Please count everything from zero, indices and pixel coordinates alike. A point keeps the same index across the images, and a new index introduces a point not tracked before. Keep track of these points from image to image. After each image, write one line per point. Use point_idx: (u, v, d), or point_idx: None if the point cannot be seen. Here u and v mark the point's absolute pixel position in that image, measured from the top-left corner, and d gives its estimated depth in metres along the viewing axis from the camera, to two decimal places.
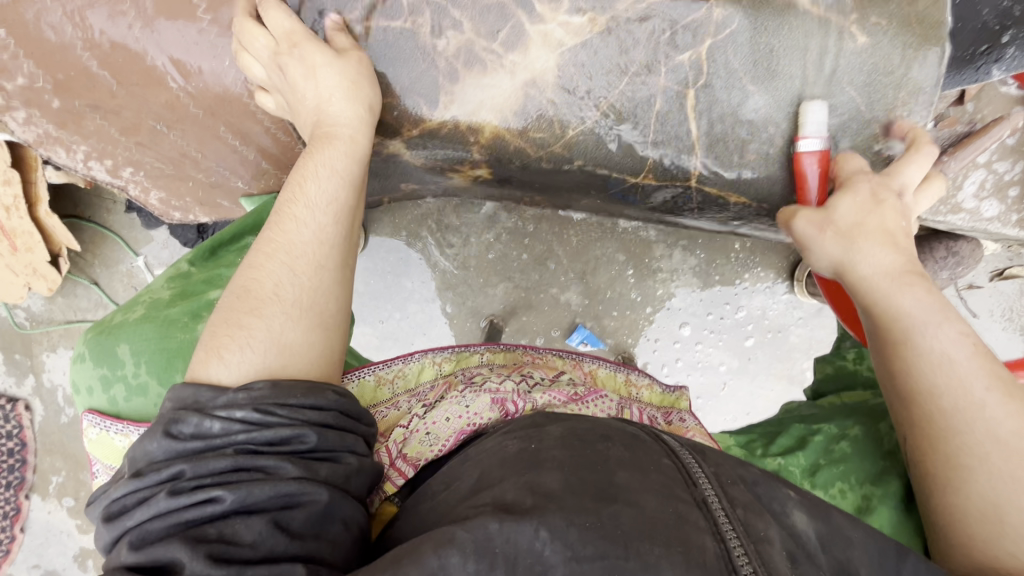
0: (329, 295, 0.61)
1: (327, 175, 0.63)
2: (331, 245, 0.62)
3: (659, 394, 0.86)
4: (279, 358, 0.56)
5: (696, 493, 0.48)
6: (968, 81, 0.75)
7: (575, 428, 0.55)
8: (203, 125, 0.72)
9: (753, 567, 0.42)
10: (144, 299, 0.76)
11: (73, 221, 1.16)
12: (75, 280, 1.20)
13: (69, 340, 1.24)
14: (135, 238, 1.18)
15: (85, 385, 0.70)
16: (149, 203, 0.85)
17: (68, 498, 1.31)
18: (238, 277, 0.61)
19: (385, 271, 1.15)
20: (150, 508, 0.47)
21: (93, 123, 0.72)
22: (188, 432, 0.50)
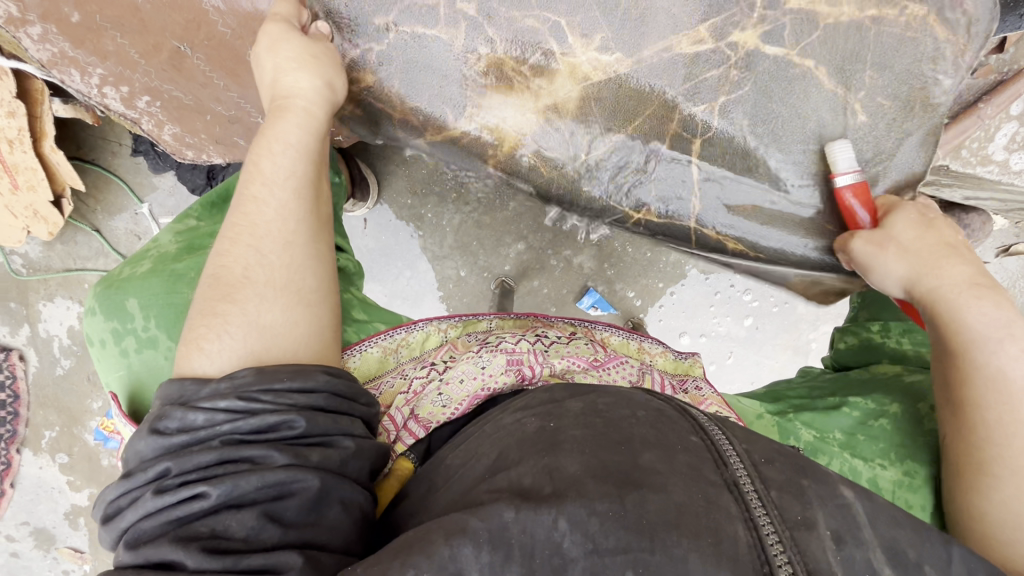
0: (304, 269, 0.58)
1: (281, 150, 0.61)
2: (297, 216, 0.59)
3: (673, 361, 0.81)
4: (261, 340, 0.53)
5: (727, 474, 0.45)
6: (1010, 29, 0.70)
7: (598, 402, 0.53)
8: (230, 47, 0.69)
9: (789, 559, 0.40)
10: (152, 253, 0.75)
11: (76, 162, 1.11)
12: (76, 226, 1.15)
13: (66, 289, 1.20)
14: (140, 183, 1.14)
15: (98, 339, 0.69)
16: (162, 140, 0.82)
17: (61, 454, 1.27)
18: (209, 265, 0.58)
19: (397, 227, 1.12)
20: (140, 508, 0.44)
21: (113, 41, 0.68)
22: (174, 426, 0.48)
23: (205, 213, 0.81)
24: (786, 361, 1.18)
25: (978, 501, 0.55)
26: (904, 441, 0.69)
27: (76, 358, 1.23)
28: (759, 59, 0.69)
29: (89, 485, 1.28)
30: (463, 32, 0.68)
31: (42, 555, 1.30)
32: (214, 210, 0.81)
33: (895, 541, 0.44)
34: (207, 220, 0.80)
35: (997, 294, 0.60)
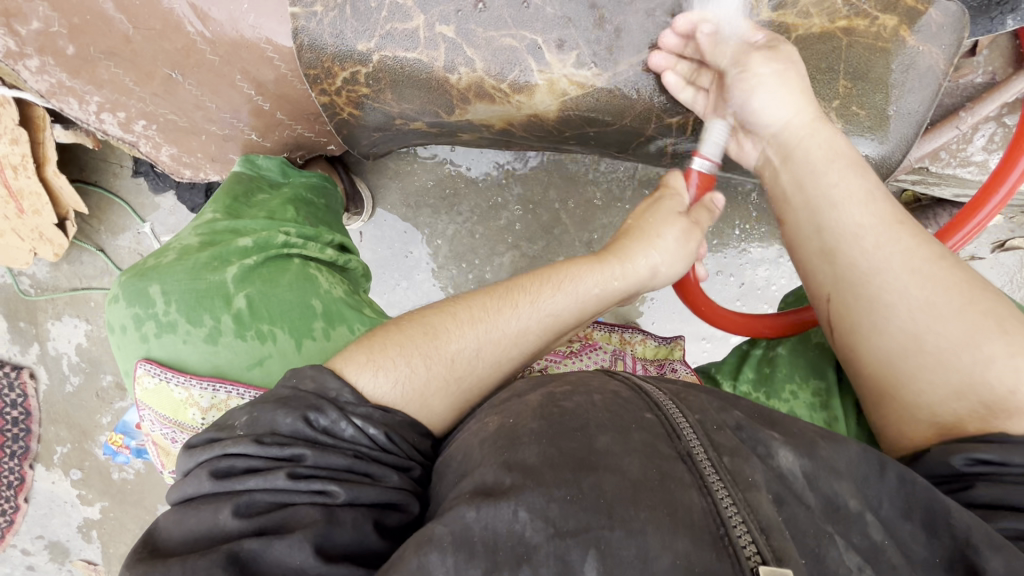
0: (490, 366, 0.62)
1: (565, 291, 0.65)
2: (528, 345, 0.64)
3: (654, 347, 0.83)
4: (411, 404, 0.58)
5: (680, 447, 0.48)
6: (981, 31, 0.71)
7: (554, 393, 0.54)
8: (219, 72, 0.74)
9: (744, 519, 0.43)
10: (172, 245, 0.71)
11: (79, 185, 1.16)
12: (82, 246, 1.20)
13: (73, 308, 1.24)
14: (141, 203, 1.18)
15: (119, 325, 0.67)
16: (161, 162, 0.84)
17: (73, 470, 1.31)
18: (431, 316, 0.63)
19: (392, 240, 1.15)
20: (267, 482, 0.49)
21: (107, 71, 0.73)
22: (324, 424, 0.53)
23: (224, 206, 0.75)
24: None
25: (878, 338, 0.58)
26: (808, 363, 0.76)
27: (84, 374, 1.27)
28: None
29: (101, 498, 1.31)
30: (443, 55, 0.70)
31: (57, 567, 1.33)
32: (237, 200, 0.76)
33: (835, 497, 0.47)
34: (226, 210, 0.75)
35: (837, 131, 0.65)
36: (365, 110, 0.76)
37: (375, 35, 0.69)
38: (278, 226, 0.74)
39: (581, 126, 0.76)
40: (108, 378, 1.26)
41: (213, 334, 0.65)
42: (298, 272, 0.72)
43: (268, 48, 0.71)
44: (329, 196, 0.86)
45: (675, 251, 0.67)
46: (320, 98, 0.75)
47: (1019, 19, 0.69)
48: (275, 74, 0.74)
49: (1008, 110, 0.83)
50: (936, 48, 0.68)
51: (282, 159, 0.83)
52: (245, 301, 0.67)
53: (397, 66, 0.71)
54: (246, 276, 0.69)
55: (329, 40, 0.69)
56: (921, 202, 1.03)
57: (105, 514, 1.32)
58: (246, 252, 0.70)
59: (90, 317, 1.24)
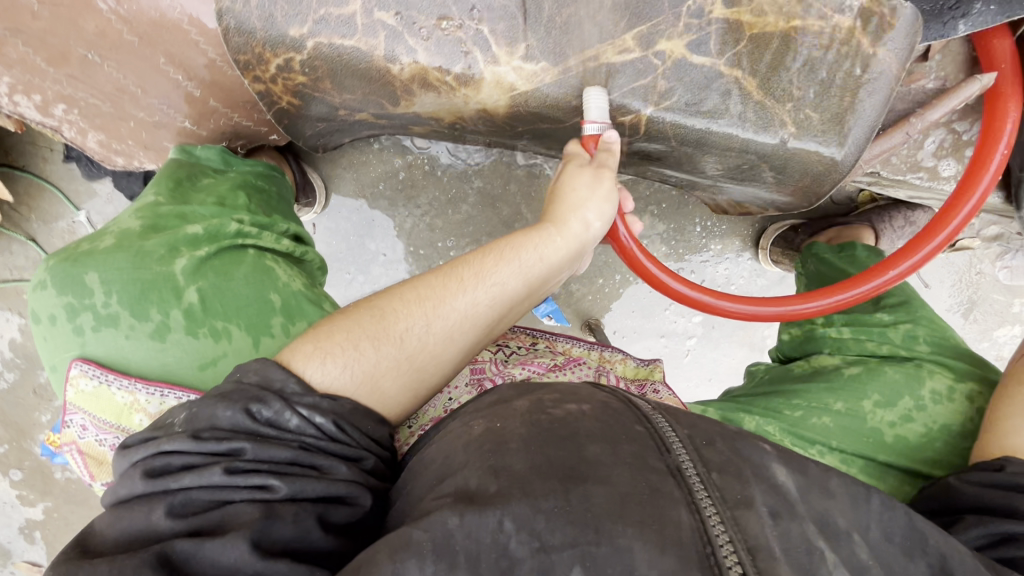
0: (445, 349, 0.59)
1: (509, 260, 0.62)
2: (481, 323, 0.61)
3: (634, 367, 0.82)
4: (363, 392, 0.54)
5: (671, 461, 0.47)
6: (932, 35, 0.69)
7: (543, 398, 0.53)
8: (140, 55, 0.70)
9: (729, 538, 0.42)
10: (111, 230, 0.65)
11: (4, 170, 1.07)
12: (11, 235, 1.12)
13: (3, 301, 1.15)
14: (78, 191, 1.10)
15: (46, 315, 0.61)
16: (88, 147, 0.79)
17: (13, 470, 1.24)
18: (377, 299, 0.59)
19: (348, 232, 1.11)
20: (203, 478, 0.45)
21: (16, 49, 0.68)
22: (267, 416, 0.49)
23: (169, 190, 0.70)
24: (743, 356, 1.22)
25: None
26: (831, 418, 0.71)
27: (20, 370, 1.19)
28: (686, 68, 0.68)
29: (44, 498, 1.25)
30: (382, 43, 0.66)
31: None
32: (180, 184, 0.71)
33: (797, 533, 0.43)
34: (172, 194, 0.69)
35: None
36: (304, 99, 0.73)
37: (308, 20, 0.65)
38: (231, 214, 0.69)
39: (536, 121, 0.73)
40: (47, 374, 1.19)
41: (161, 330, 0.60)
42: (253, 265, 0.67)
43: (191, 30, 0.67)
44: (280, 185, 0.82)
45: (601, 194, 0.66)
46: (254, 85, 0.71)
47: (969, 25, 0.68)
48: (202, 58, 0.70)
49: (958, 117, 0.82)
50: (892, 50, 0.66)
51: (221, 148, 0.78)
52: (196, 295, 0.62)
53: (334, 54, 0.67)
54: (197, 268, 0.63)
55: (258, 24, 0.65)
56: (878, 202, 1.05)
57: (49, 514, 1.26)
58: (195, 241, 0.65)
59: (25, 310, 1.16)
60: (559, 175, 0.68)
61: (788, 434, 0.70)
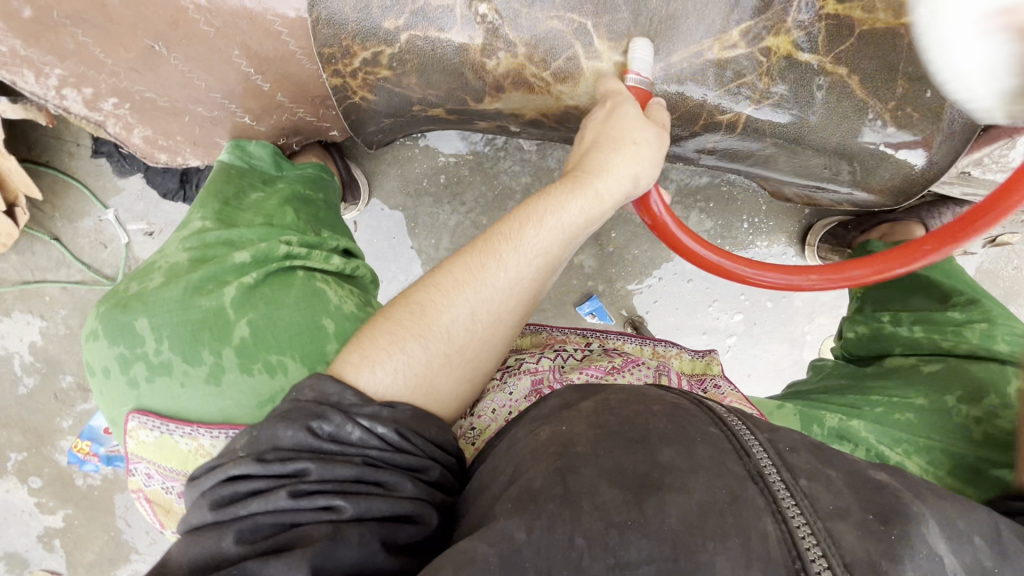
0: (491, 329, 0.59)
1: (552, 226, 0.60)
2: (523, 296, 0.60)
3: (689, 361, 0.81)
4: (420, 396, 0.54)
5: (750, 465, 0.43)
6: None
7: (610, 401, 0.51)
8: (211, 45, 0.68)
9: (823, 551, 0.38)
10: (161, 264, 0.64)
11: (29, 165, 1.05)
12: (32, 235, 1.09)
13: (25, 303, 1.12)
14: (104, 187, 1.08)
15: (102, 368, 0.59)
16: (132, 144, 0.77)
17: (32, 478, 1.20)
18: (416, 291, 0.59)
19: (390, 234, 1.08)
20: (269, 503, 0.44)
21: (72, 38, 0.67)
22: (329, 431, 0.48)
23: (214, 211, 0.68)
24: (783, 353, 1.20)
25: None
26: (913, 415, 0.70)
27: (40, 375, 1.15)
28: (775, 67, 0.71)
29: (64, 506, 1.21)
30: (480, 37, 0.68)
31: None
32: (227, 204, 0.69)
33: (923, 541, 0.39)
34: (218, 217, 0.68)
35: None
36: (379, 92, 0.73)
37: (405, 12, 0.66)
38: (278, 235, 0.67)
39: None
40: (69, 378, 1.16)
41: (216, 373, 0.57)
42: (304, 286, 0.63)
43: (276, 22, 0.66)
44: (329, 192, 0.81)
45: (647, 159, 0.63)
46: (332, 79, 0.71)
47: None
48: (279, 48, 0.69)
49: None
50: None
51: (275, 149, 0.78)
52: (247, 329, 0.59)
53: (427, 48, 0.68)
54: (247, 299, 0.60)
55: (352, 16, 0.66)
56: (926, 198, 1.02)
57: (69, 522, 1.22)
58: (244, 268, 0.62)
59: (45, 312, 1.13)
60: (603, 122, 0.65)
61: (870, 430, 0.70)
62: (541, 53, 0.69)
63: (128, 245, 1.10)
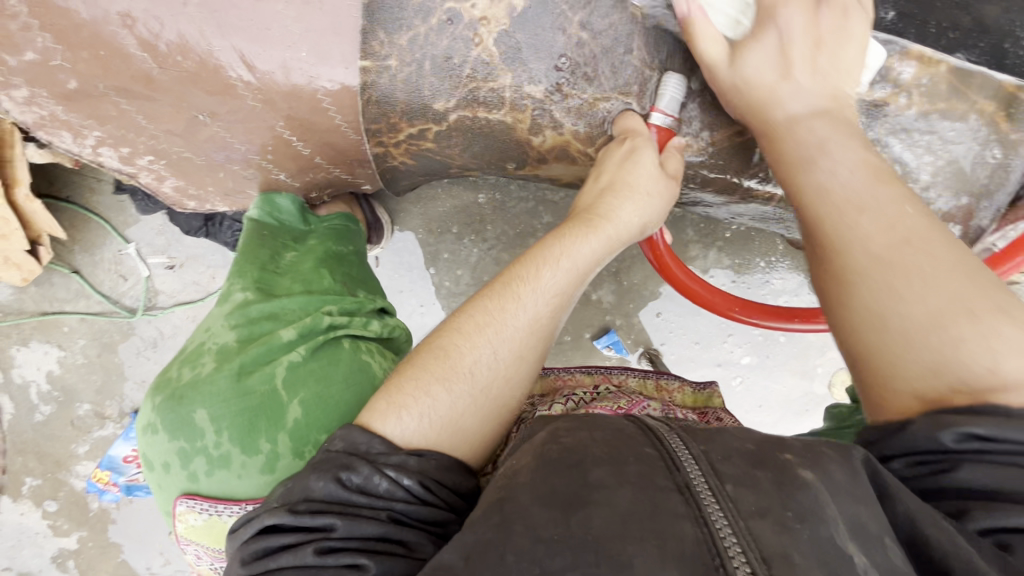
0: (520, 362, 0.60)
1: (566, 265, 0.61)
2: (545, 333, 0.62)
3: (692, 395, 0.84)
4: (449, 441, 0.56)
5: (679, 478, 0.41)
6: None
7: (559, 428, 0.49)
8: (258, 116, 0.67)
9: (745, 557, 0.36)
10: (210, 345, 0.66)
11: (50, 201, 1.11)
12: (52, 268, 1.14)
13: (42, 333, 1.17)
14: (124, 221, 1.13)
15: (159, 462, 0.61)
16: (163, 192, 0.81)
17: (47, 501, 1.24)
18: (437, 338, 0.61)
19: (411, 265, 1.15)
20: (297, 557, 0.46)
21: (115, 106, 0.67)
22: (356, 482, 0.50)
23: (254, 280, 0.71)
24: (794, 384, 1.29)
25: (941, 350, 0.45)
26: None
27: (56, 403, 1.20)
28: None
29: (78, 529, 1.25)
30: (529, 115, 0.66)
31: None
32: (265, 269, 0.72)
33: (855, 515, 0.39)
34: (258, 286, 0.70)
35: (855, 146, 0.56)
36: (417, 158, 0.74)
37: (455, 93, 0.64)
38: (318, 305, 0.68)
39: None
40: (85, 407, 1.20)
41: (271, 461, 0.58)
42: (351, 359, 0.65)
43: (324, 98, 0.65)
44: (358, 244, 0.84)
45: (660, 208, 0.65)
46: (375, 148, 0.72)
47: None
48: (329, 122, 0.68)
49: None
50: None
51: (299, 202, 0.81)
52: (299, 411, 0.60)
53: (477, 125, 0.67)
54: (296, 378, 0.62)
55: (401, 96, 0.64)
56: None
57: (83, 543, 1.25)
58: (291, 345, 0.64)
59: (63, 342, 1.17)
60: (614, 165, 0.65)
61: None
62: (589, 132, 0.67)
63: (148, 278, 1.15)
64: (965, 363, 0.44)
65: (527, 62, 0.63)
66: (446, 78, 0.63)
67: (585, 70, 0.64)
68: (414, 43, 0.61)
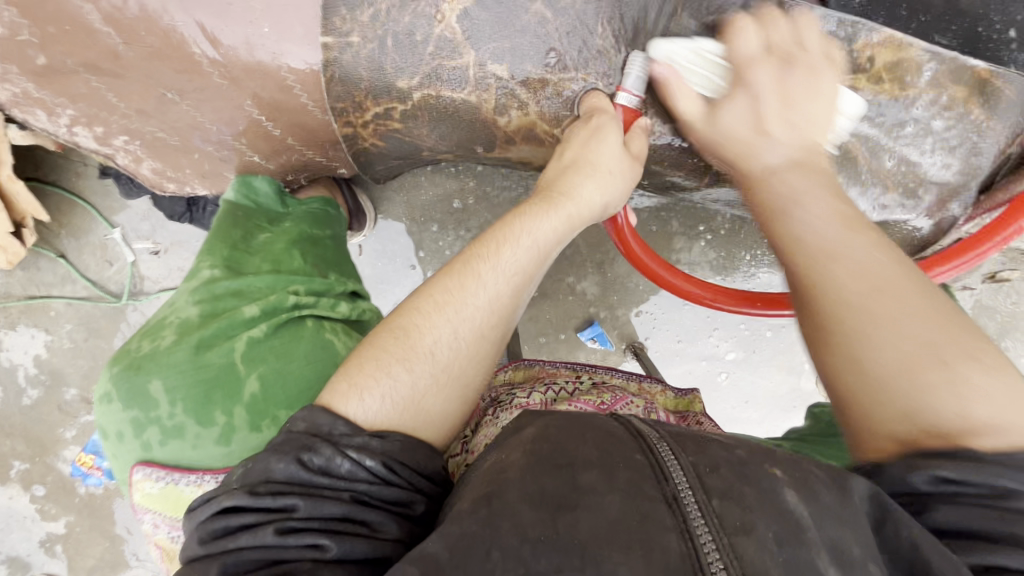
0: (482, 341, 0.60)
1: (529, 244, 0.61)
2: (508, 313, 0.61)
3: (674, 398, 0.82)
4: (410, 422, 0.55)
5: (667, 488, 0.41)
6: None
7: (549, 425, 0.49)
8: (226, 94, 0.68)
9: (725, 565, 0.37)
10: (171, 320, 0.67)
11: (37, 185, 1.12)
12: (39, 252, 1.16)
13: (30, 317, 1.19)
14: (110, 207, 1.14)
15: (115, 430, 0.62)
16: (140, 173, 0.81)
17: (34, 485, 1.25)
18: (398, 317, 0.60)
19: (394, 254, 1.15)
20: (256, 539, 0.46)
21: (85, 84, 0.67)
22: (318, 463, 0.50)
23: (223, 258, 0.71)
24: (781, 380, 1.28)
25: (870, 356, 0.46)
26: None
27: (44, 387, 1.21)
28: None
29: (65, 513, 1.26)
30: (494, 95, 0.66)
31: None
32: (234, 248, 0.72)
33: (838, 540, 0.38)
34: (226, 264, 0.70)
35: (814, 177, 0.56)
36: (387, 139, 0.74)
37: (419, 72, 0.65)
38: (285, 284, 0.69)
39: None
40: (72, 391, 1.21)
41: (225, 433, 0.59)
42: (313, 338, 0.65)
43: (289, 76, 0.65)
44: (335, 227, 0.84)
45: (623, 189, 0.65)
46: (344, 129, 0.72)
47: None
48: (296, 101, 0.68)
49: None
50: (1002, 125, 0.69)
51: (278, 183, 0.81)
52: (256, 385, 0.61)
53: (442, 106, 0.67)
54: (256, 354, 0.63)
55: (365, 74, 0.65)
56: None
57: (71, 528, 1.26)
58: (253, 321, 0.65)
59: (50, 326, 1.19)
60: (580, 144, 0.64)
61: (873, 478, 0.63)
62: (556, 112, 0.67)
63: (133, 263, 1.16)
64: (937, 388, 0.43)
65: (490, 42, 0.63)
66: (410, 57, 0.64)
67: (549, 50, 0.64)
68: (377, 18, 0.62)
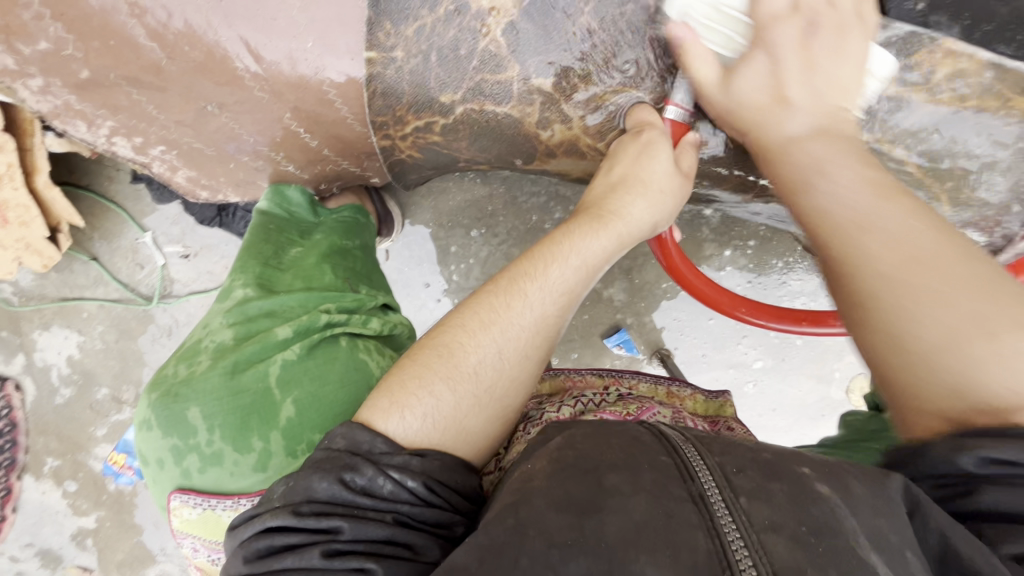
0: (524, 357, 0.59)
1: (575, 262, 0.60)
2: (552, 330, 0.60)
3: (704, 404, 0.81)
4: (453, 442, 0.55)
5: (693, 488, 0.41)
6: None
7: (574, 433, 0.48)
8: (266, 107, 0.67)
9: (753, 563, 0.36)
10: (207, 345, 0.66)
11: (70, 189, 1.13)
12: (72, 254, 1.17)
13: (62, 318, 1.20)
14: (142, 210, 1.15)
15: (157, 458, 0.61)
16: (177, 182, 0.81)
17: (66, 481, 1.27)
18: (440, 334, 0.59)
19: (421, 259, 1.15)
20: (302, 560, 0.46)
21: (127, 96, 0.67)
22: (360, 483, 0.50)
23: (256, 276, 0.71)
24: (810, 389, 1.26)
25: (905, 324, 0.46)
26: None
27: (76, 386, 1.23)
28: None
29: (95, 509, 1.28)
30: (536, 110, 0.65)
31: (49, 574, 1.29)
32: (266, 266, 0.72)
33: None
34: (258, 282, 0.70)
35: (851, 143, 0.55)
36: (425, 151, 0.73)
37: (461, 86, 0.64)
38: (318, 303, 0.68)
39: None
40: (103, 391, 1.22)
41: (263, 459, 0.59)
42: (347, 359, 0.64)
43: (330, 90, 0.64)
44: (365, 236, 0.83)
45: (669, 207, 0.63)
46: (382, 141, 0.71)
47: None
48: (336, 114, 0.67)
49: None
50: None
51: (311, 194, 0.81)
52: (292, 409, 0.61)
53: (483, 120, 0.66)
54: (291, 377, 0.62)
55: (407, 88, 0.64)
56: None
57: (100, 523, 1.28)
58: (286, 343, 0.64)
59: (83, 327, 1.20)
60: (626, 160, 0.62)
61: None
62: (599, 126, 0.66)
63: (164, 267, 1.16)
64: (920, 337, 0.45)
65: (535, 55, 0.61)
66: (453, 72, 0.63)
67: (595, 65, 0.62)
68: (421, 33, 0.60)
